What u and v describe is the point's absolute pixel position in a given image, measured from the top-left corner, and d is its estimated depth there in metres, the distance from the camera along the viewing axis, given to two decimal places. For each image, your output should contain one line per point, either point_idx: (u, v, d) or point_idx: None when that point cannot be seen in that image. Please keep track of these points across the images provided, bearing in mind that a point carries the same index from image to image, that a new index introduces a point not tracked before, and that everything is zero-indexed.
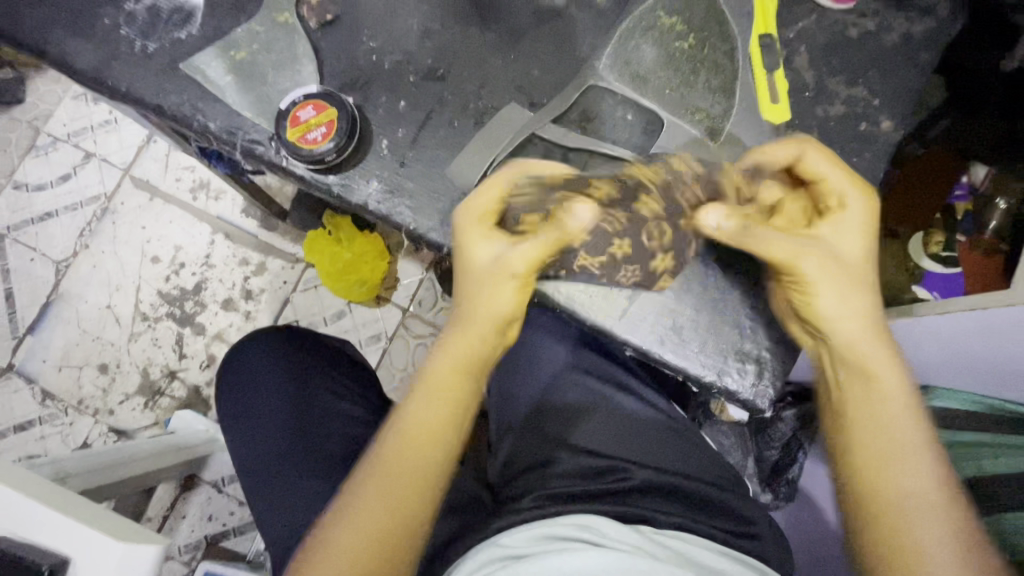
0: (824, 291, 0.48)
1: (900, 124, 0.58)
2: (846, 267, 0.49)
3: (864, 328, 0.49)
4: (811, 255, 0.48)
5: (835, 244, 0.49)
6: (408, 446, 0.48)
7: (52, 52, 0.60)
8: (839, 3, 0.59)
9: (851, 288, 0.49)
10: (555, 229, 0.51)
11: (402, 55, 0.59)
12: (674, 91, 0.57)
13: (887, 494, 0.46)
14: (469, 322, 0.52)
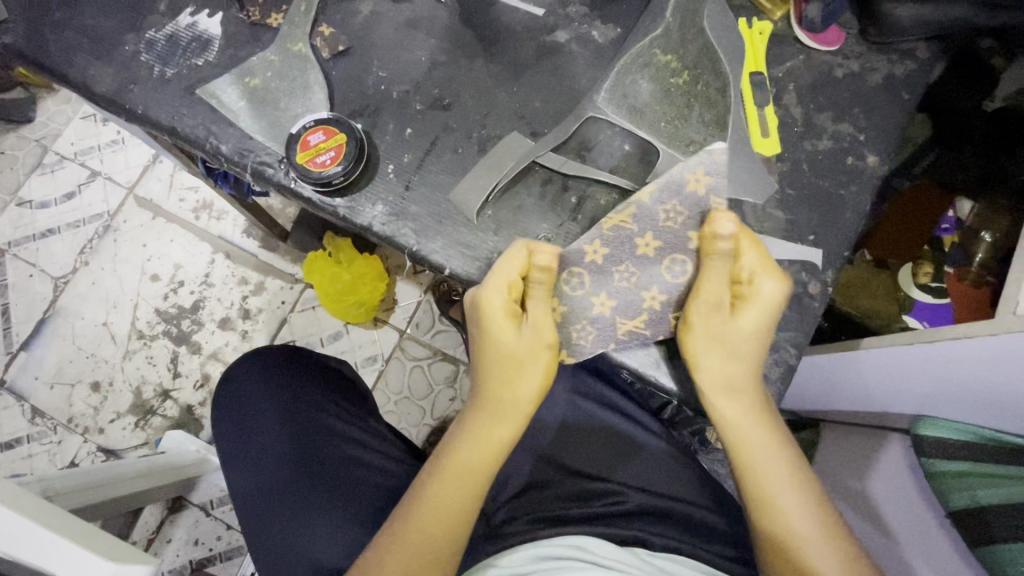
0: (705, 348, 0.51)
1: (884, 159, 0.60)
2: (733, 337, 0.51)
3: (739, 386, 0.51)
4: (698, 317, 0.52)
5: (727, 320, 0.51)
6: (433, 521, 0.51)
7: (75, 76, 0.63)
8: (825, 45, 0.62)
9: (740, 354, 0.51)
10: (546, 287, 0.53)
11: (410, 84, 0.62)
12: (670, 123, 0.59)
13: (775, 544, 0.50)
14: (493, 396, 0.53)
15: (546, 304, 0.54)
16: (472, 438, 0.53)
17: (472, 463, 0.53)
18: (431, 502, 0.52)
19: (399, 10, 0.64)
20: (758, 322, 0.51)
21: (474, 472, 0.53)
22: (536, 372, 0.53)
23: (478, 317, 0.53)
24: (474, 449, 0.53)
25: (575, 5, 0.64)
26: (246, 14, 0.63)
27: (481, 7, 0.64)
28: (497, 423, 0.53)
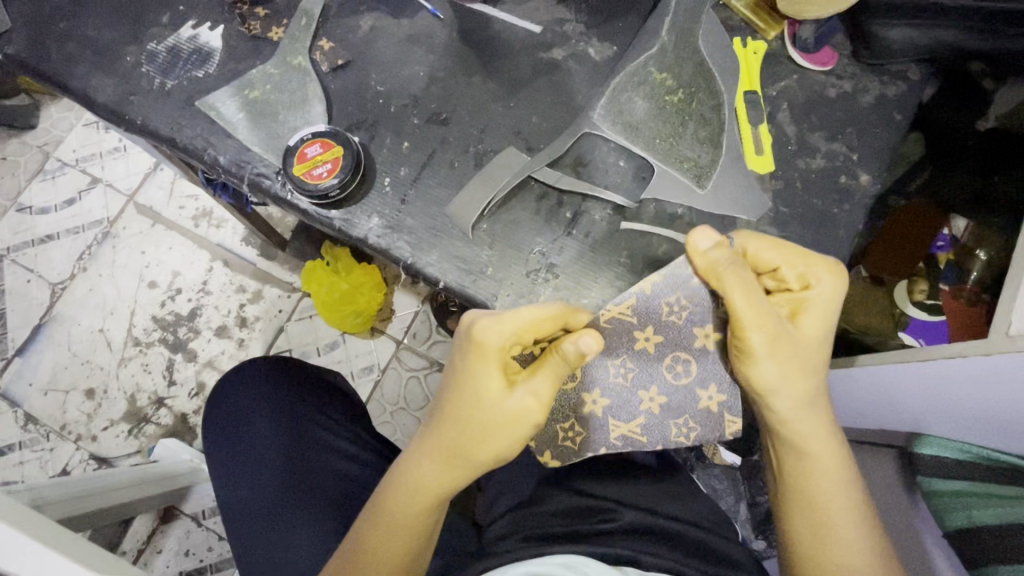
0: (775, 369, 0.48)
1: (877, 177, 0.61)
2: (803, 347, 0.49)
3: (810, 401, 0.50)
4: (758, 329, 0.47)
5: (798, 326, 0.50)
6: (388, 560, 0.51)
7: (76, 86, 0.63)
8: (819, 65, 0.63)
9: (808, 367, 0.49)
10: (557, 365, 0.49)
11: (408, 99, 0.62)
12: (664, 139, 0.59)
13: (821, 551, 0.51)
14: (443, 440, 0.50)
15: (556, 374, 0.49)
16: (416, 481, 0.51)
17: (413, 509, 0.51)
18: (377, 545, 0.51)
19: (399, 25, 0.65)
20: (819, 327, 0.49)
21: (421, 526, 0.51)
22: (500, 437, 0.49)
23: (471, 353, 0.49)
24: (417, 494, 0.51)
25: (572, 23, 0.65)
26: (247, 27, 0.64)
27: (479, 23, 0.65)
28: (440, 469, 0.51)
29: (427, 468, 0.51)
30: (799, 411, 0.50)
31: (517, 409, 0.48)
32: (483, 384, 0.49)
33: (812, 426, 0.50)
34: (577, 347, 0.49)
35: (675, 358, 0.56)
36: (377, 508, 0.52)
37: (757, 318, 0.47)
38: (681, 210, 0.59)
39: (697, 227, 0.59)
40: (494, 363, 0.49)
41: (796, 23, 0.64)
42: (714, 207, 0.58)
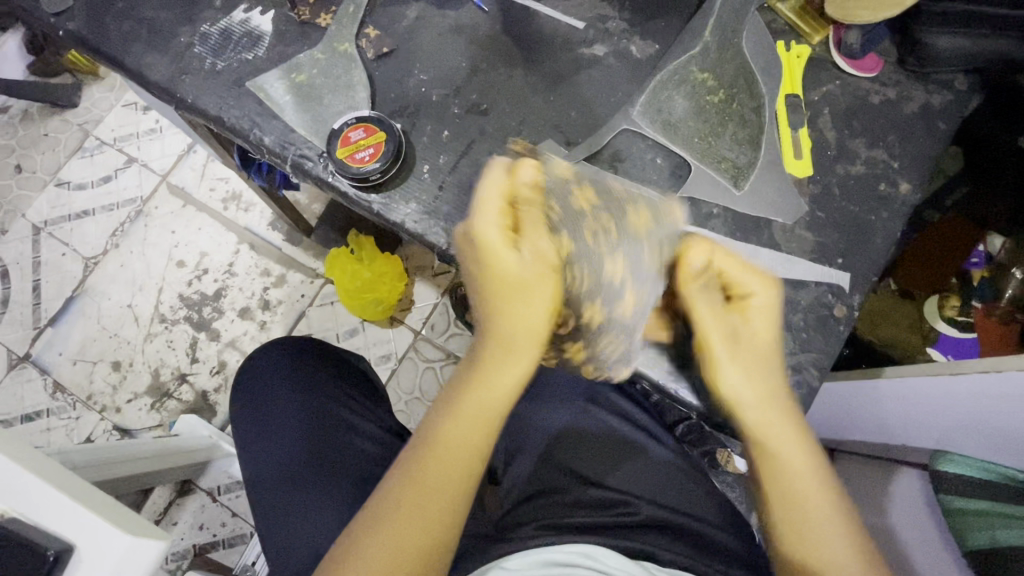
0: (734, 371, 0.50)
1: (916, 187, 0.60)
2: (757, 350, 0.50)
3: (768, 398, 0.50)
4: (717, 340, 0.50)
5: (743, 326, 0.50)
6: (444, 481, 0.50)
7: (131, 64, 0.66)
8: (863, 71, 0.62)
9: (764, 361, 0.50)
10: (532, 208, 0.51)
11: (449, 88, 0.63)
12: (703, 139, 0.59)
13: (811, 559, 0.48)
14: (489, 337, 0.51)
15: (539, 221, 0.51)
16: (472, 392, 0.51)
17: (472, 413, 0.51)
18: (434, 472, 0.50)
19: (443, 16, 0.66)
20: (763, 325, 0.50)
21: (486, 428, 0.51)
22: (541, 300, 0.49)
23: (475, 246, 0.50)
24: (474, 400, 0.51)
25: (615, 20, 0.65)
26: (296, 12, 0.66)
27: (523, 17, 0.66)
28: (495, 364, 0.51)
29: (482, 372, 0.51)
30: (766, 400, 0.50)
31: (532, 264, 0.49)
32: (495, 260, 0.49)
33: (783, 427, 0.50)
34: (525, 175, 0.51)
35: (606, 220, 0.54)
36: (427, 441, 0.51)
37: (705, 326, 0.50)
38: (717, 210, 0.60)
39: (733, 227, 0.59)
40: (504, 236, 0.49)
41: (842, 28, 0.63)
42: (750, 207, 0.59)
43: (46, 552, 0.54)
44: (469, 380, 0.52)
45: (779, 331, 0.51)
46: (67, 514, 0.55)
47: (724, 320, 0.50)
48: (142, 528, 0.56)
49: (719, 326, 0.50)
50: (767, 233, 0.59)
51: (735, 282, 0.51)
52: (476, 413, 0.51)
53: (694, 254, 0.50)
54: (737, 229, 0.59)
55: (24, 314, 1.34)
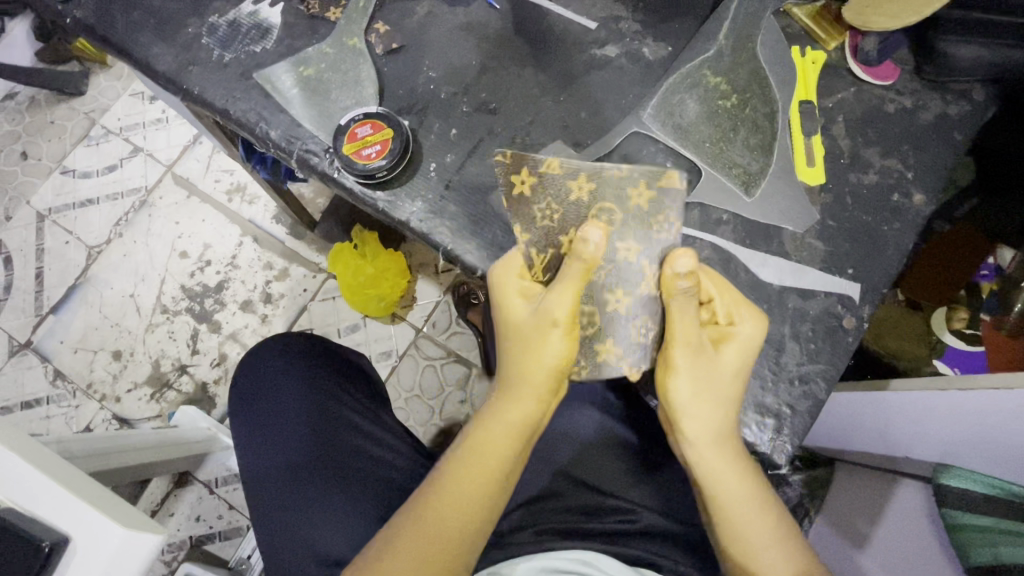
0: (687, 388, 0.49)
1: (930, 197, 0.59)
2: (716, 388, 0.50)
3: (720, 433, 0.50)
4: (681, 351, 0.50)
5: (716, 356, 0.50)
6: (453, 530, 0.50)
7: (138, 53, 0.65)
8: (878, 79, 0.62)
9: (725, 396, 0.50)
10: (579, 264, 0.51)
11: (458, 86, 0.63)
12: (714, 144, 0.59)
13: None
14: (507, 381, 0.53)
15: (576, 276, 0.51)
16: (484, 443, 0.53)
17: (482, 466, 0.52)
18: (442, 521, 0.51)
19: (454, 13, 0.65)
20: (736, 361, 0.50)
21: (496, 478, 0.52)
22: (549, 345, 0.51)
23: (497, 290, 0.54)
24: (484, 453, 0.52)
25: (628, 21, 0.65)
26: (306, 6, 0.65)
27: (535, 16, 0.65)
28: (508, 416, 0.53)
29: (500, 425, 0.53)
30: (715, 423, 0.50)
31: (553, 313, 0.50)
32: (512, 301, 0.53)
33: (730, 459, 0.50)
34: (587, 239, 0.51)
35: (602, 207, 0.55)
36: (433, 495, 0.52)
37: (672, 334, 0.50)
38: (726, 216, 0.59)
39: (743, 233, 0.59)
40: (513, 277, 0.53)
41: (858, 34, 0.62)
42: (760, 214, 0.58)
43: (41, 544, 0.53)
44: (482, 430, 0.53)
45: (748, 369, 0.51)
46: (65, 506, 0.55)
47: (692, 335, 0.50)
48: (139, 522, 0.56)
49: (687, 338, 0.50)
50: (777, 241, 0.58)
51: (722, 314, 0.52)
52: (486, 465, 0.52)
53: (679, 257, 0.50)
54: (747, 236, 0.58)
55: (27, 302, 1.34)
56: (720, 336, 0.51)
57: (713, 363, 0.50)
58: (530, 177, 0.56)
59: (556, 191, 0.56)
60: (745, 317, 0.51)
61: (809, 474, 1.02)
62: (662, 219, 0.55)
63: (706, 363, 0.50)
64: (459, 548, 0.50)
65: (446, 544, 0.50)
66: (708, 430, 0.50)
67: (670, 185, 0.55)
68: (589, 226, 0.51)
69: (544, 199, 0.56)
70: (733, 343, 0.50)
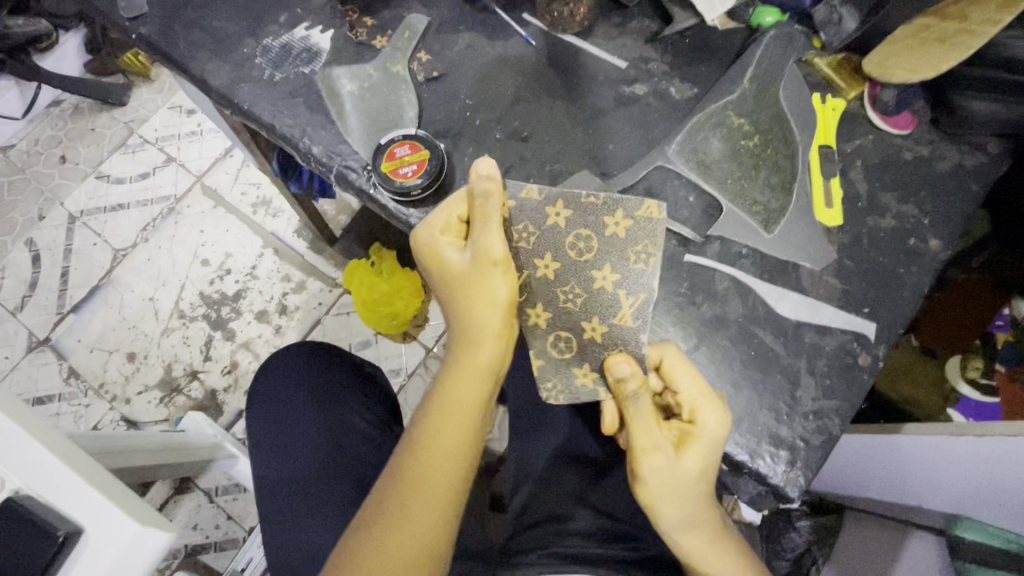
0: (658, 492, 0.50)
1: (946, 244, 0.61)
2: (682, 479, 0.49)
3: (695, 523, 0.51)
4: (649, 459, 0.50)
5: (683, 457, 0.50)
6: (435, 487, 0.53)
7: (194, 69, 0.69)
8: (898, 128, 0.64)
9: (693, 488, 0.50)
10: (491, 204, 0.55)
11: (492, 114, 0.66)
12: (736, 181, 0.61)
13: None
14: (466, 336, 0.56)
15: (492, 217, 0.55)
16: (451, 398, 0.55)
17: (451, 421, 0.55)
18: (421, 480, 0.53)
19: (493, 46, 0.69)
20: (700, 462, 0.49)
21: (469, 426, 0.55)
22: (494, 290, 0.55)
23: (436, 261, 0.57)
24: (451, 408, 0.55)
25: (656, 62, 0.68)
26: (354, 34, 0.70)
27: (569, 54, 0.69)
28: (465, 372, 0.56)
29: (463, 381, 0.56)
30: (695, 509, 0.51)
31: (492, 266, 0.55)
32: (450, 260, 0.56)
33: (707, 542, 0.52)
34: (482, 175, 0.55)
35: (578, 235, 0.58)
36: (411, 457, 0.54)
37: (643, 443, 0.50)
38: (746, 250, 0.61)
39: (761, 268, 0.60)
40: (442, 234, 0.56)
41: (877, 85, 0.64)
42: (779, 251, 0.60)
43: (56, 533, 0.54)
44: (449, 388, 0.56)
45: (712, 467, 0.51)
46: (81, 498, 0.55)
47: (664, 441, 0.50)
48: (151, 518, 0.56)
49: (652, 442, 0.50)
50: (794, 278, 0.60)
51: (689, 409, 0.52)
52: (454, 418, 0.55)
53: (675, 374, 0.53)
54: (765, 271, 0.60)
55: (49, 299, 1.38)
56: (687, 434, 0.51)
57: (684, 466, 0.50)
58: (507, 205, 0.58)
59: (534, 216, 0.58)
60: (709, 410, 0.50)
61: (816, 520, 1.00)
62: (637, 249, 0.57)
63: (681, 470, 0.49)
64: (444, 501, 0.53)
65: (431, 497, 0.53)
66: (687, 522, 0.51)
67: (649, 218, 0.57)
68: (477, 161, 0.55)
69: (520, 223, 0.58)
70: (698, 439, 0.50)
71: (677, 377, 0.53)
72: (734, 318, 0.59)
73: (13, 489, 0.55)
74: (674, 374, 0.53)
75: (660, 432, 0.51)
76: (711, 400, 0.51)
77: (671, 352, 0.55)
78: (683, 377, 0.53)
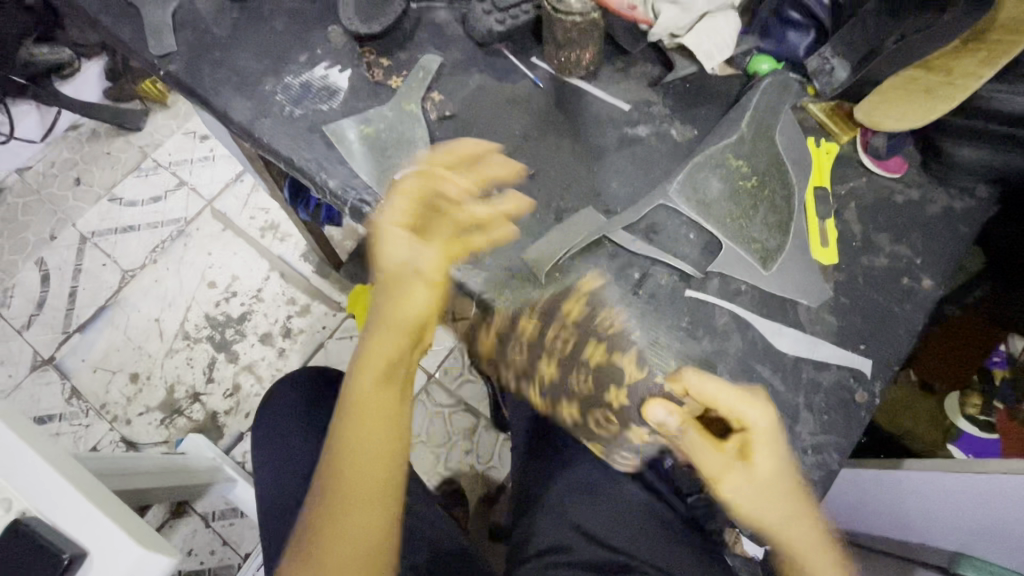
0: (742, 502, 0.56)
1: (938, 283, 0.63)
2: (755, 477, 0.55)
3: (784, 511, 0.55)
4: (726, 479, 0.57)
5: (746, 467, 0.56)
6: (363, 485, 0.57)
7: (217, 104, 0.73)
8: (889, 171, 0.67)
9: (766, 485, 0.55)
10: (410, 208, 0.60)
11: (502, 152, 0.69)
12: (735, 220, 0.63)
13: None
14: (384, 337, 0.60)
15: (416, 224, 0.60)
16: (370, 396, 0.59)
17: (371, 419, 0.59)
18: (348, 477, 0.57)
19: (502, 88, 0.72)
20: (763, 462, 0.55)
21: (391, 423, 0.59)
22: (411, 295, 0.60)
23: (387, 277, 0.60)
24: (370, 407, 0.59)
25: (658, 105, 0.71)
26: (371, 74, 0.73)
27: (575, 96, 0.72)
28: (377, 371, 0.60)
29: (371, 380, 0.60)
30: (774, 506, 0.55)
31: (409, 276, 0.60)
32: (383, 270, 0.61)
33: (807, 530, 0.56)
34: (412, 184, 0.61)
35: (569, 303, 0.63)
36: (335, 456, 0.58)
37: (714, 471, 0.57)
38: (744, 286, 0.63)
39: (760, 304, 0.62)
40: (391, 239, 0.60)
41: (869, 131, 0.68)
42: (777, 288, 0.62)
43: (62, 555, 0.54)
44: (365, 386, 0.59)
45: (777, 459, 0.55)
46: (88, 520, 0.56)
47: (726, 458, 0.57)
48: (155, 542, 0.57)
49: (722, 468, 0.57)
50: (791, 314, 0.62)
51: (731, 412, 0.56)
52: (373, 417, 0.59)
53: (705, 386, 0.56)
54: (763, 307, 0.62)
55: (56, 318, 1.40)
56: (743, 443, 0.56)
57: (752, 473, 0.56)
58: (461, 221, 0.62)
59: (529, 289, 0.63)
60: (747, 407, 0.55)
61: None
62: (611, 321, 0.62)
63: (753, 479, 0.56)
64: (372, 499, 0.57)
65: (357, 496, 0.57)
66: (774, 518, 0.55)
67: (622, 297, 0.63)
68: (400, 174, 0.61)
69: (524, 289, 0.62)
70: (756, 444, 0.56)
71: (712, 392, 0.56)
72: (733, 353, 0.61)
73: (19, 511, 0.56)
74: (707, 387, 0.56)
75: (725, 454, 0.57)
76: (751, 402, 0.56)
77: (690, 373, 0.57)
78: (716, 388, 0.56)
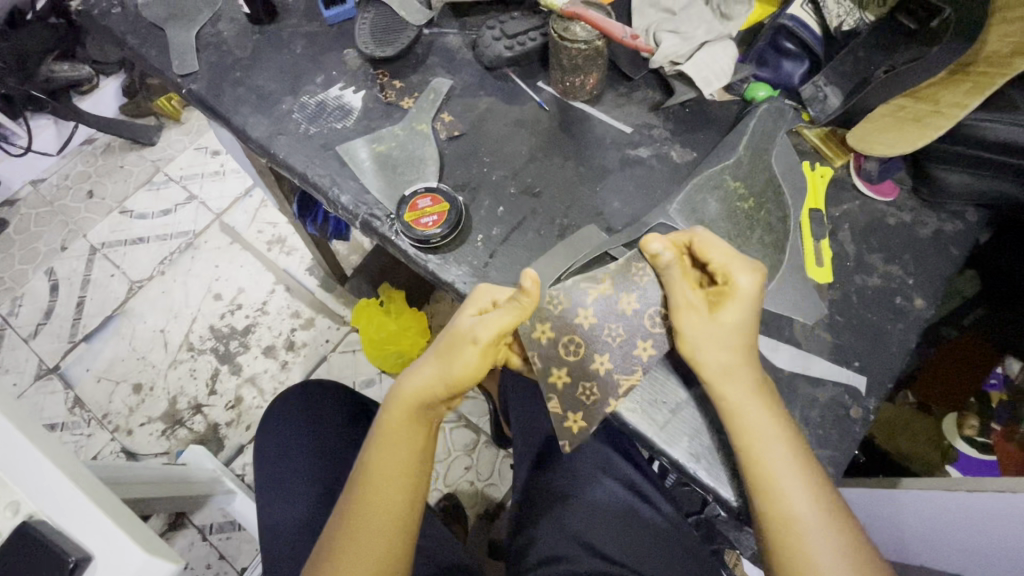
0: (698, 348, 0.55)
1: (929, 304, 0.65)
2: (721, 329, 0.55)
3: (731, 374, 0.54)
4: (685, 315, 0.56)
5: (718, 311, 0.55)
6: (379, 519, 0.56)
7: (236, 121, 0.76)
8: (880, 195, 0.69)
9: (729, 343, 0.55)
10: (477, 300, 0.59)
11: (508, 171, 0.72)
12: (732, 240, 0.65)
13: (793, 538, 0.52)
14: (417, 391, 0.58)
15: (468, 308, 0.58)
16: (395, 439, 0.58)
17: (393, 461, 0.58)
18: (366, 512, 0.56)
19: (510, 110, 0.76)
20: (734, 314, 0.55)
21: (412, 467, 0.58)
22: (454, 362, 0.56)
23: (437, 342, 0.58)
24: (395, 449, 0.58)
25: (659, 128, 0.74)
26: (384, 94, 0.77)
27: (579, 118, 0.75)
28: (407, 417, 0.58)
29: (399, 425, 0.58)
30: (731, 362, 0.55)
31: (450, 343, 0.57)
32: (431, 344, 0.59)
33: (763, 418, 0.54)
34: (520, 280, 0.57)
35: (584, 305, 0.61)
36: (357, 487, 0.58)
37: (677, 303, 0.57)
38: None
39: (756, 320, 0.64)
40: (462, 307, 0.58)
41: (860, 157, 0.71)
42: (773, 305, 0.63)
43: (67, 559, 0.55)
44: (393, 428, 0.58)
45: (747, 324, 0.55)
46: (94, 525, 0.56)
47: (697, 298, 0.57)
48: (159, 548, 0.57)
49: (685, 303, 0.57)
50: (787, 331, 0.64)
51: (722, 271, 0.56)
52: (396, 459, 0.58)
53: (710, 246, 0.57)
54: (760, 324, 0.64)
55: (63, 328, 1.42)
56: (721, 294, 0.56)
57: (718, 324, 0.55)
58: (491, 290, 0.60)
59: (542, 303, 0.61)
60: (746, 271, 0.55)
61: None
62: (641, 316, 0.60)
63: (717, 331, 0.55)
64: (388, 533, 0.56)
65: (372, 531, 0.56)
66: (725, 376, 0.55)
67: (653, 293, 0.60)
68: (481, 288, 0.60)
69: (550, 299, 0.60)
70: (732, 297, 0.55)
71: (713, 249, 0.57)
72: None
73: (27, 513, 0.57)
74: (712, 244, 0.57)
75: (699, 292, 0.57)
76: (746, 267, 0.55)
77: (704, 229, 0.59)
78: (721, 249, 0.57)
